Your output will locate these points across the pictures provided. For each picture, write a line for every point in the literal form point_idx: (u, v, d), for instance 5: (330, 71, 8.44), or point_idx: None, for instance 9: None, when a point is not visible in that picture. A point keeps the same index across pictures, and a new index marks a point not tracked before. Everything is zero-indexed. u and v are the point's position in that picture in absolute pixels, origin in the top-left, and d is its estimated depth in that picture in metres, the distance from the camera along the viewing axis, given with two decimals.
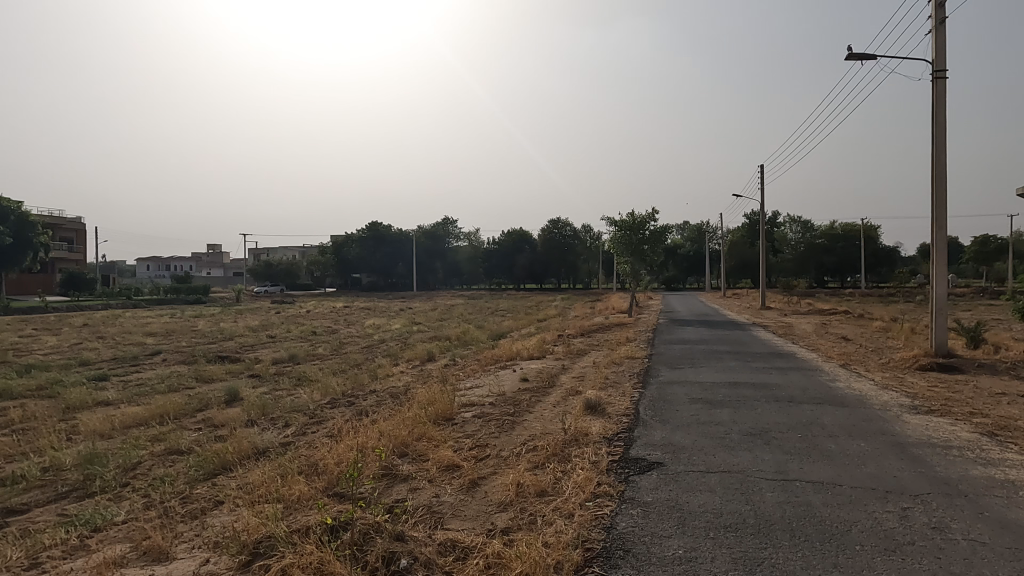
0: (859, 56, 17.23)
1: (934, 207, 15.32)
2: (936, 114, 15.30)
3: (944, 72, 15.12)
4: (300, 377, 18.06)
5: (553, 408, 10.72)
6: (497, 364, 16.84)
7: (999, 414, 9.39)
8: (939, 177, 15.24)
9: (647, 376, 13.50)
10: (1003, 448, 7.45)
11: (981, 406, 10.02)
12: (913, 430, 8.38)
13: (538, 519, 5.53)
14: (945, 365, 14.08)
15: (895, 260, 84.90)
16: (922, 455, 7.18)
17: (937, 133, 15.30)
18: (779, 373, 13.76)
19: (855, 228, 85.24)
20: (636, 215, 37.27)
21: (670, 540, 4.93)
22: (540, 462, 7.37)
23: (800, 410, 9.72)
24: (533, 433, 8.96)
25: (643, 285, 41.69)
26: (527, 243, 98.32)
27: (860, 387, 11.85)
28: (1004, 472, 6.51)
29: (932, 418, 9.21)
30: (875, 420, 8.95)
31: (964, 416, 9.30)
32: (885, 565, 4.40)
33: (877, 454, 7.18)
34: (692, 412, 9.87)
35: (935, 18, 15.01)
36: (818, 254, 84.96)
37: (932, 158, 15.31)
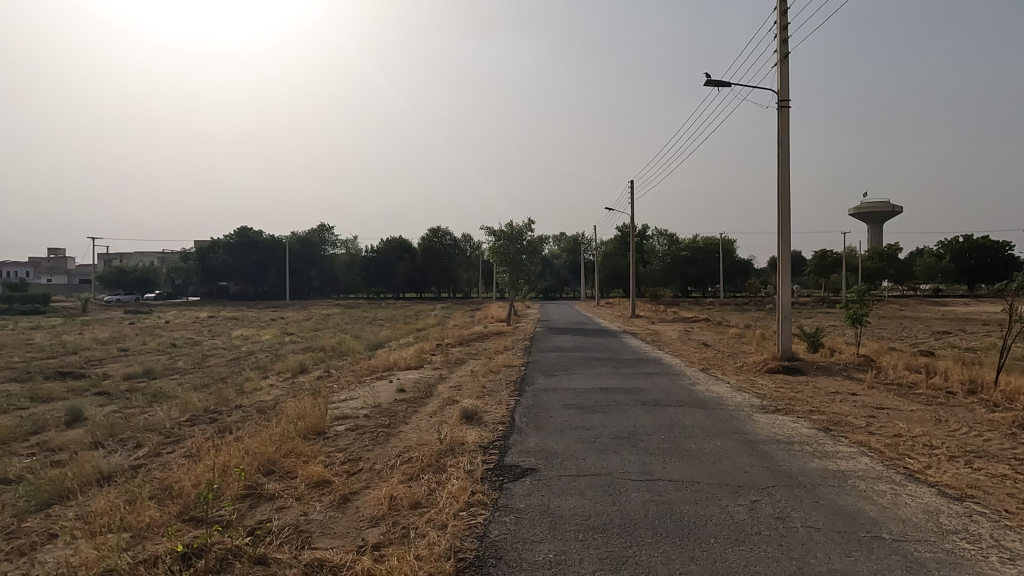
0: (716, 83, 18.65)
1: (780, 224, 16.83)
2: (781, 138, 16.84)
3: (787, 102, 16.70)
4: (156, 393, 16.65)
5: (429, 419, 10.61)
6: (373, 375, 16.47)
7: (834, 412, 10.46)
8: (783, 196, 16.78)
9: (522, 384, 13.71)
10: (836, 442, 8.29)
11: (818, 404, 11.12)
12: (761, 428, 9.13)
13: (410, 532, 5.45)
14: (789, 367, 15.45)
15: (749, 271, 92.62)
16: (769, 451, 7.82)
17: (782, 158, 16.82)
18: (646, 378, 14.47)
19: (715, 241, 92.31)
20: (514, 225, 38.11)
21: (541, 544, 5.02)
22: (414, 473, 7.26)
23: (664, 413, 10.30)
24: (408, 444, 8.85)
25: (520, 294, 42.45)
26: (406, 252, 97.76)
27: (718, 389, 12.76)
28: (836, 463, 7.25)
29: (778, 416, 10.07)
30: (729, 421, 9.63)
31: (805, 414, 10.26)
32: (736, 555, 4.74)
33: (730, 452, 7.73)
34: (565, 417, 10.15)
35: (780, 52, 16.53)
36: (681, 266, 91.18)
37: (778, 179, 16.82)
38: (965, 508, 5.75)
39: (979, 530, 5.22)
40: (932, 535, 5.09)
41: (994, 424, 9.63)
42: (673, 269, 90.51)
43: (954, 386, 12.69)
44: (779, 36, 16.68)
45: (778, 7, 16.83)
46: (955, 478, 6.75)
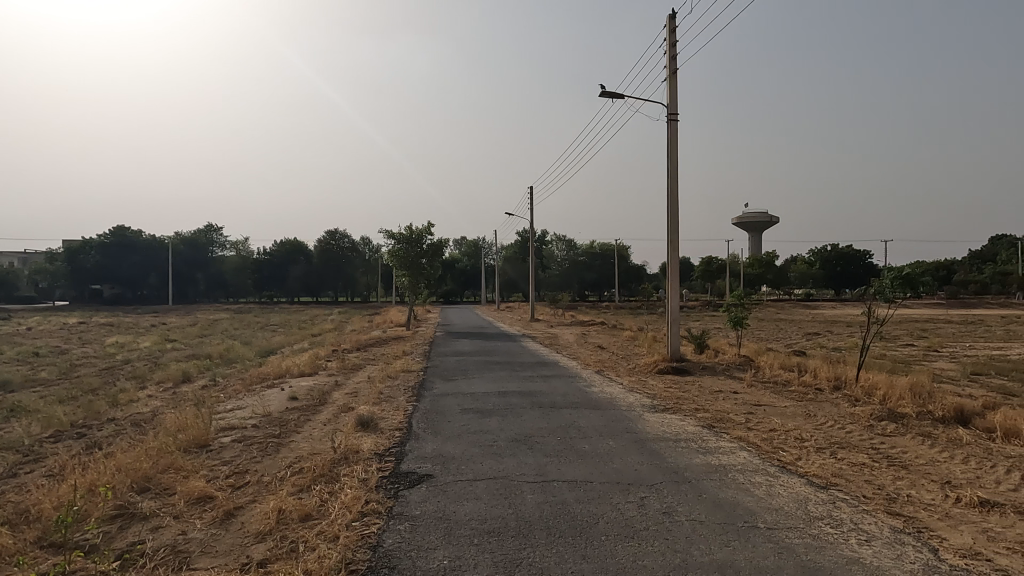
0: (611, 94, 19.32)
1: (669, 232, 17.66)
2: (670, 149, 17.68)
3: (676, 116, 17.55)
4: (13, 407, 15.07)
5: (323, 427, 10.26)
6: (263, 383, 15.72)
7: (718, 409, 11.08)
8: (672, 205, 17.62)
9: (421, 389, 13.55)
10: (718, 438, 8.78)
11: (703, 402, 11.74)
12: (651, 427, 9.51)
13: (299, 546, 5.23)
14: (678, 368, 16.21)
15: (642, 276, 96.54)
16: (657, 448, 8.16)
17: (672, 168, 17.66)
18: (543, 381, 14.71)
19: (610, 247, 95.54)
20: (414, 228, 37.71)
21: (435, 551, 4.97)
22: (305, 484, 6.99)
23: (559, 415, 10.51)
24: (300, 454, 8.50)
25: (420, 298, 42.03)
26: (301, 254, 94.39)
27: (611, 391, 13.19)
28: (718, 458, 7.68)
29: (667, 415, 10.55)
30: (621, 420, 9.98)
31: (691, 412, 10.80)
32: (626, 551, 4.89)
33: (621, 451, 8.00)
34: (463, 422, 10.13)
35: (670, 67, 17.36)
36: (579, 271, 93.63)
37: (668, 189, 17.64)
38: (830, 496, 6.24)
39: (841, 515, 5.68)
40: (802, 522, 5.49)
41: (856, 417, 10.54)
42: (571, 274, 92.81)
43: (822, 383, 13.78)
44: (668, 53, 17.51)
45: (667, 24, 17.67)
46: (822, 467, 7.33)
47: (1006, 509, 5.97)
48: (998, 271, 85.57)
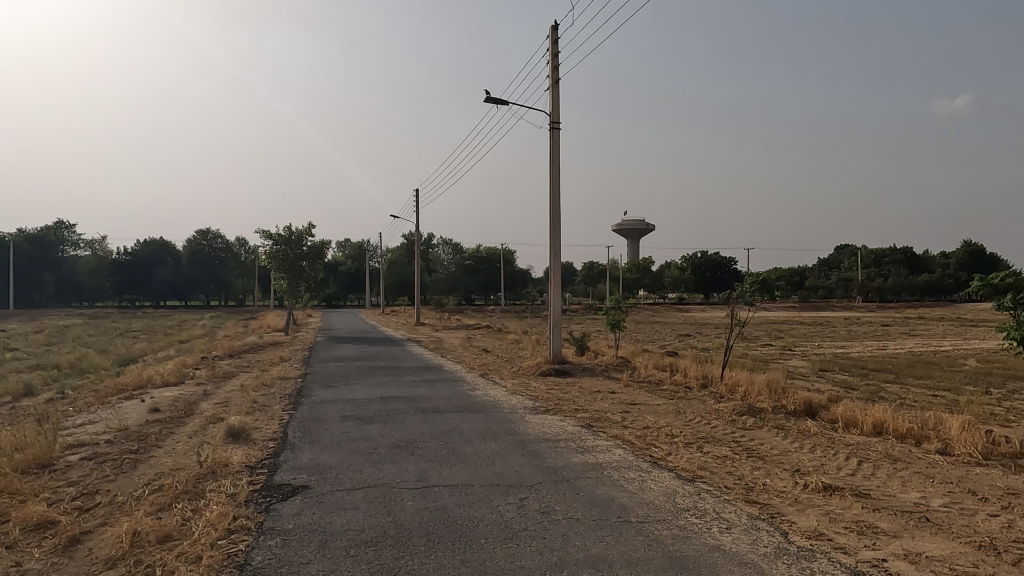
0: (495, 99, 19.54)
1: (551, 237, 18.10)
2: (552, 157, 18.14)
3: (558, 124, 18.04)
4: None
5: (188, 440, 9.57)
6: (120, 395, 14.41)
7: (595, 409, 11.47)
8: (554, 210, 18.08)
9: (298, 397, 12.99)
10: (595, 437, 9.09)
11: (583, 403, 12.11)
12: (532, 428, 9.68)
13: (157, 570, 4.83)
14: (559, 370, 16.64)
15: (527, 280, 98.42)
16: (538, 449, 8.32)
17: (554, 175, 18.12)
18: (427, 385, 14.58)
19: (496, 252, 96.70)
20: (293, 229, 36.22)
21: (309, 566, 4.77)
22: (166, 503, 6.47)
23: (442, 419, 10.44)
24: (161, 471, 7.88)
25: (300, 301, 40.39)
26: (169, 255, 88.02)
27: (494, 393, 13.30)
28: (595, 456, 7.94)
29: (547, 416, 10.79)
30: (503, 423, 10.08)
31: (570, 413, 11.11)
32: (504, 552, 4.94)
33: (503, 453, 8.08)
34: (342, 430, 9.81)
35: (552, 77, 17.82)
36: (465, 275, 93.90)
37: (550, 194, 18.08)
38: (695, 488, 6.62)
39: (705, 505, 6.05)
40: (670, 514, 5.79)
41: (720, 412, 11.31)
42: (458, 277, 92.90)
43: (691, 381, 14.68)
44: (550, 63, 17.98)
45: (549, 36, 18.14)
46: (689, 461, 7.78)
47: (844, 492, 6.63)
48: (841, 277, 95.08)
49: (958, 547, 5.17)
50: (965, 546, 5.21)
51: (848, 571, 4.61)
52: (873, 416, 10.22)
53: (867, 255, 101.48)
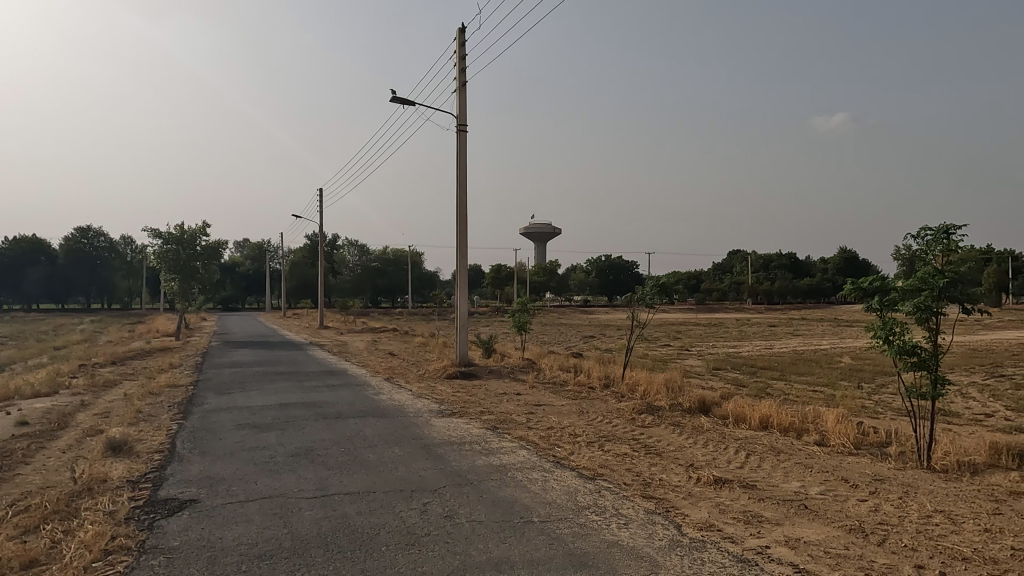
0: (402, 99, 19.29)
1: (458, 239, 18.06)
2: (459, 159, 18.11)
3: (465, 127, 18.04)
4: None
5: (61, 455, 8.79)
6: None
7: (501, 411, 11.54)
8: (462, 212, 18.05)
9: (188, 405, 12.25)
10: (500, 438, 9.13)
11: (489, 405, 12.14)
12: (437, 432, 9.61)
13: None
14: (466, 373, 16.61)
15: (435, 282, 97.78)
16: (442, 452, 8.26)
17: (461, 177, 18.10)
18: (329, 390, 14.14)
19: (404, 254, 95.52)
20: (185, 228, 34.20)
21: None
22: (32, 525, 5.91)
23: (344, 425, 10.16)
24: (27, 490, 7.19)
25: (193, 305, 38.15)
26: (43, 254, 80.91)
27: (399, 397, 13.08)
28: (499, 458, 7.97)
29: (453, 419, 10.73)
30: (408, 427, 9.94)
31: (476, 415, 11.11)
32: (405, 559, 4.86)
33: (407, 458, 7.97)
34: (236, 439, 9.34)
35: (459, 79, 17.80)
36: (371, 277, 92.10)
37: (457, 196, 18.04)
38: (597, 485, 6.79)
39: (605, 503, 6.20)
40: (571, 512, 5.90)
41: (621, 411, 11.66)
42: (364, 279, 91.01)
43: (594, 381, 15.07)
44: (457, 66, 17.95)
45: (456, 38, 18.13)
46: (591, 460, 7.97)
47: (734, 484, 7.00)
48: (734, 280, 100.72)
49: (832, 531, 5.58)
50: (839, 530, 5.63)
51: (735, 559, 4.87)
52: (759, 411, 10.87)
53: (756, 260, 108.09)
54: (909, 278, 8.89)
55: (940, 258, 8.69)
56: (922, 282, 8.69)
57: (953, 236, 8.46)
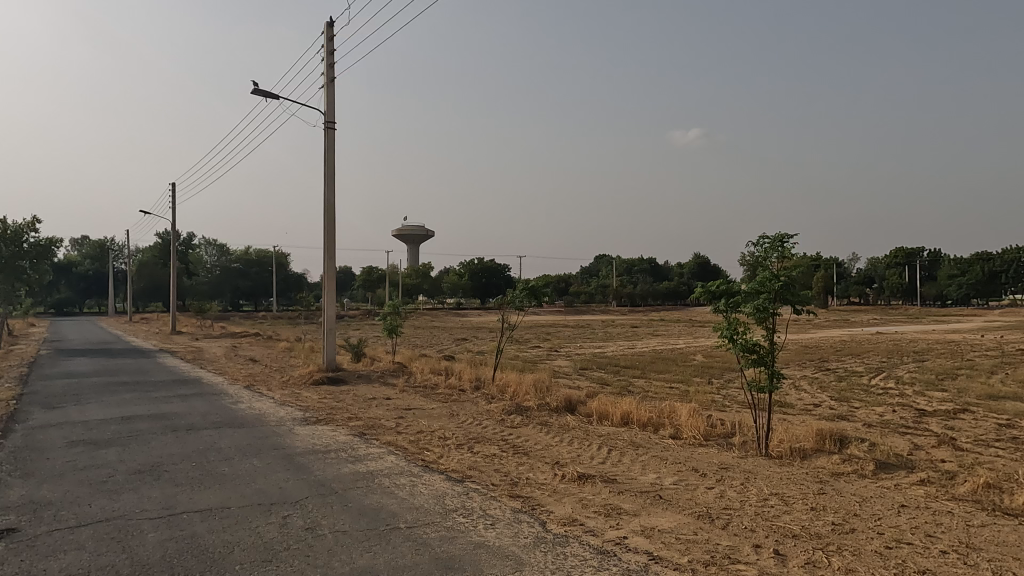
0: (264, 92, 18.35)
1: (326, 240, 17.45)
2: (327, 157, 17.51)
3: (332, 124, 17.47)
4: None
5: None
6: None
7: (369, 416, 11.26)
8: (329, 212, 17.46)
9: (9, 422, 10.85)
10: (368, 445, 8.92)
11: (356, 411, 11.81)
12: (300, 440, 9.20)
13: None
14: (333, 378, 16.06)
15: (302, 285, 93.95)
16: (305, 462, 7.93)
17: (328, 176, 17.51)
18: (180, 400, 13.11)
19: (268, 255, 90.97)
20: (10, 222, 30.41)
21: None
22: None
23: (197, 437, 9.47)
24: None
25: (19, 308, 34.00)
26: None
27: (260, 406, 12.40)
28: (366, 465, 7.78)
29: (318, 426, 10.33)
30: (268, 437, 9.43)
31: (343, 421, 10.77)
32: None
33: (266, 469, 7.57)
34: (68, 457, 8.41)
35: (326, 75, 17.22)
36: (231, 279, 87.01)
37: (324, 195, 17.43)
38: (464, 488, 6.81)
39: (472, 504, 6.23)
40: (438, 516, 5.87)
41: (490, 413, 11.78)
42: (223, 283, 85.86)
43: (466, 384, 15.13)
44: (325, 61, 17.37)
45: (324, 32, 17.53)
46: (459, 462, 7.98)
47: (596, 479, 7.29)
48: (599, 283, 105.40)
49: (683, 519, 5.97)
50: (689, 517, 6.03)
51: (595, 551, 5.07)
52: (621, 408, 11.42)
53: (620, 264, 113.85)
54: (750, 281, 9.72)
55: (776, 263, 9.60)
56: (761, 286, 9.54)
57: (786, 244, 9.36)
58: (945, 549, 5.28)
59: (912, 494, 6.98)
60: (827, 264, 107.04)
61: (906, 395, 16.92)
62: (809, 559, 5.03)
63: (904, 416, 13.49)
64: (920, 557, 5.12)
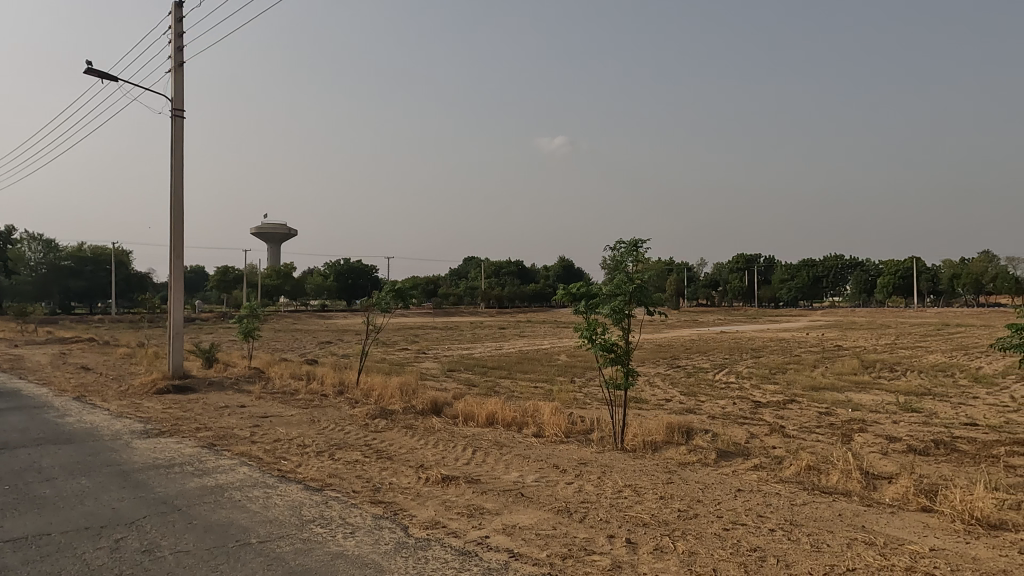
0: (100, 72, 16.64)
1: (172, 237, 16.12)
2: (174, 147, 16.21)
3: (181, 112, 16.19)
4: None
5: None
6: None
7: (221, 426, 10.52)
8: (176, 207, 16.15)
9: None
10: (218, 456, 8.33)
11: (206, 420, 10.99)
12: (139, 455, 8.41)
13: None
14: (180, 386, 14.84)
15: (147, 285, 86.14)
16: (144, 479, 7.26)
17: (176, 167, 16.20)
18: None
19: (107, 252, 82.61)
20: None
21: None
22: None
23: (12, 458, 8.35)
24: None
25: None
26: None
27: (92, 419, 11.18)
28: (215, 479, 7.26)
29: (161, 439, 9.50)
30: (101, 454, 8.53)
31: (190, 433, 9.98)
32: None
33: (97, 489, 6.84)
34: None
35: (174, 59, 15.94)
36: (61, 279, 77.83)
37: (171, 189, 16.11)
38: (323, 496, 6.56)
39: (331, 514, 6.01)
40: (294, 528, 5.60)
41: (354, 418, 11.43)
42: (51, 282, 76.53)
43: (328, 389, 14.59)
44: (173, 44, 16.07)
45: (172, 13, 16.22)
46: (318, 470, 7.68)
47: (460, 480, 7.30)
48: (468, 285, 106.06)
49: (543, 514, 6.13)
50: (549, 512, 6.20)
51: (457, 552, 5.07)
52: (486, 408, 11.54)
53: (489, 267, 115.28)
54: (608, 284, 10.20)
55: (631, 265, 10.13)
56: (618, 288, 10.04)
57: (641, 249, 9.92)
58: (773, 527, 5.84)
59: (747, 479, 7.65)
60: (679, 269, 114.96)
61: (745, 388, 18.55)
62: (658, 545, 5.34)
63: (743, 408, 14.77)
64: (753, 535, 5.61)
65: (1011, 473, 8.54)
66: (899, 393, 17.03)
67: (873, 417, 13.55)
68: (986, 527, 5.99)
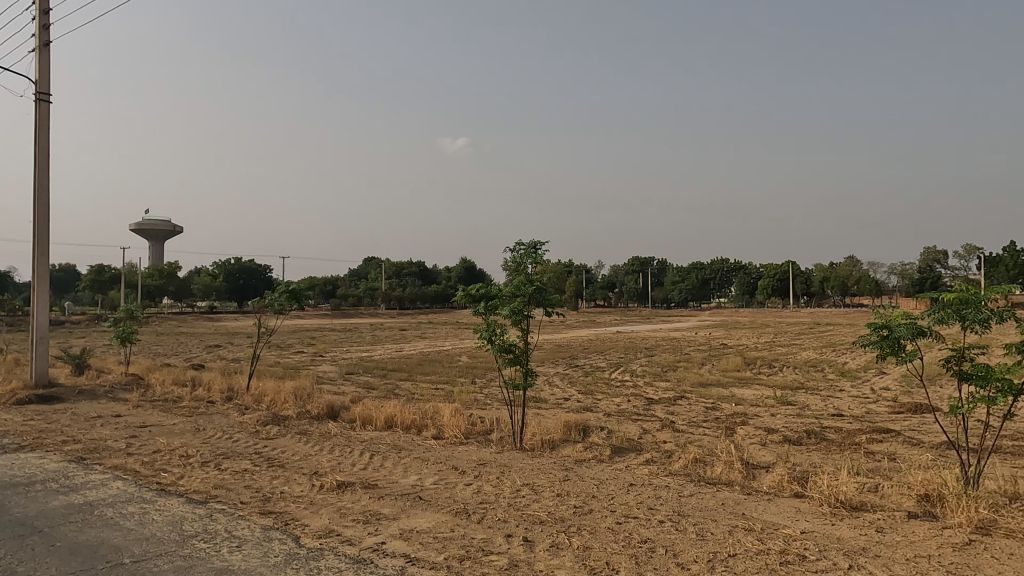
0: None
1: (36, 232, 14.70)
2: (39, 134, 14.80)
3: (47, 95, 14.81)
4: None
5: None
6: None
7: (92, 438, 9.70)
8: (41, 200, 14.75)
9: None
10: (88, 471, 7.68)
11: (75, 432, 10.10)
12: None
13: None
14: (45, 396, 13.56)
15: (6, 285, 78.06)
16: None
17: (41, 156, 14.80)
18: None
19: None
20: None
21: None
22: None
23: None
24: None
25: None
26: None
27: None
28: (83, 495, 6.68)
29: (21, 455, 8.63)
30: None
31: (56, 446, 9.13)
32: None
33: None
34: None
35: (38, 37, 14.56)
36: None
37: (35, 179, 14.69)
38: (207, 509, 6.19)
39: (215, 527, 5.68)
40: (173, 545, 5.24)
41: (243, 425, 10.88)
42: None
43: (215, 396, 13.81)
44: (37, 21, 14.68)
45: None
46: (203, 482, 7.25)
47: (356, 486, 7.12)
48: (368, 286, 103.86)
49: (441, 517, 6.08)
50: (447, 515, 6.16)
51: (351, 561, 4.94)
52: (384, 412, 11.33)
53: (389, 267, 113.39)
54: (507, 285, 10.28)
55: (530, 267, 10.29)
56: (517, 289, 10.15)
57: (540, 251, 10.08)
58: (662, 518, 6.10)
59: (639, 473, 7.96)
60: (578, 271, 117.99)
61: (638, 386, 19.30)
62: (554, 542, 5.44)
63: (636, 405, 15.36)
64: (643, 527, 5.84)
65: (871, 458, 9.39)
66: (776, 387, 18.31)
67: (753, 410, 14.48)
68: (849, 509, 6.54)
